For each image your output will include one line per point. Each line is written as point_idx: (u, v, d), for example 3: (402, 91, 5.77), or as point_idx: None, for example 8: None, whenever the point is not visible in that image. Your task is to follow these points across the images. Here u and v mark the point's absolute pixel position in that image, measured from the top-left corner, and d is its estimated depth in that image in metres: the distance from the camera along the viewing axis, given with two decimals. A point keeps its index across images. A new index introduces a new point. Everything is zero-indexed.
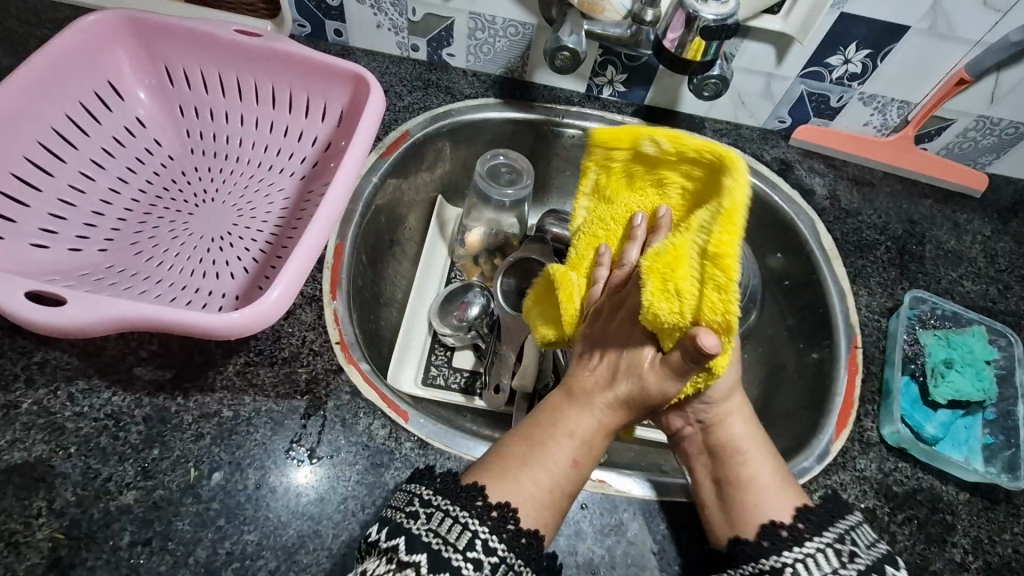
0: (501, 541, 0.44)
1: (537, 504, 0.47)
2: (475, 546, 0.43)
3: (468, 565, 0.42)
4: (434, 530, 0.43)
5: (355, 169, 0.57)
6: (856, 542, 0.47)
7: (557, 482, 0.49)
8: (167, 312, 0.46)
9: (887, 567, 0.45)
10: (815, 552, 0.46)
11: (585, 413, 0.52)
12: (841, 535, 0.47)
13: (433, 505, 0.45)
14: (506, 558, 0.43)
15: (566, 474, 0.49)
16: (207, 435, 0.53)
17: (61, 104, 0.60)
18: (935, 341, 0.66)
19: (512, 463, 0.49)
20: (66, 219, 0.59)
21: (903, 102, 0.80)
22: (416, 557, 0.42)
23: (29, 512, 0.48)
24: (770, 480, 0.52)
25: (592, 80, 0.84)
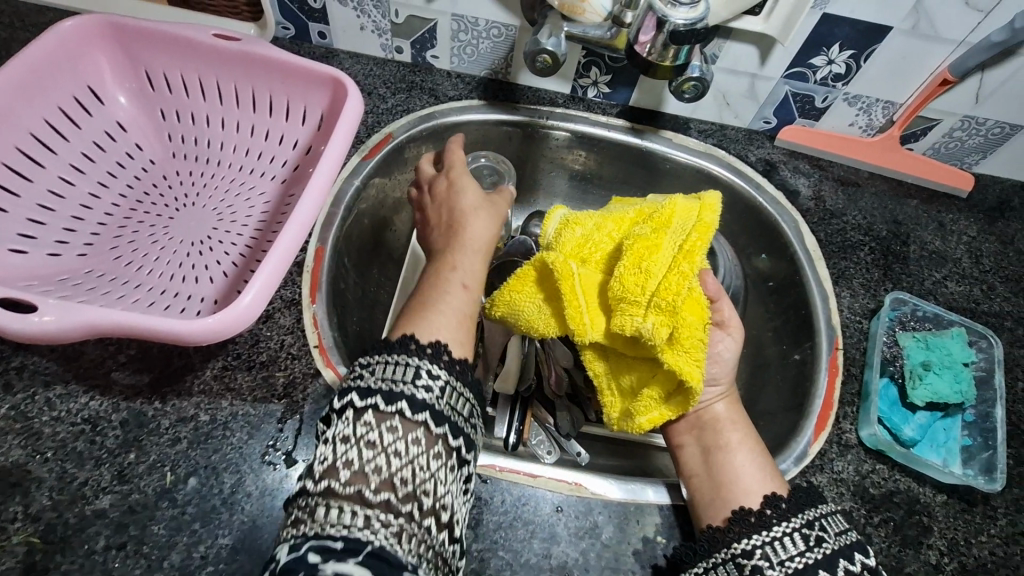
0: (442, 367, 0.46)
1: (460, 339, 0.51)
2: (421, 374, 0.45)
3: (421, 390, 0.44)
4: (382, 375, 0.44)
5: (330, 173, 0.57)
6: (825, 528, 0.47)
7: (466, 310, 0.55)
8: (138, 318, 0.46)
9: (855, 554, 0.46)
10: (782, 536, 0.47)
11: (462, 258, 0.60)
12: (811, 521, 0.47)
13: (372, 361, 0.46)
14: (450, 380, 0.46)
15: (465, 299, 0.56)
16: (184, 440, 0.53)
17: (39, 109, 0.60)
18: (914, 344, 0.66)
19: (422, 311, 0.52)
20: (45, 224, 0.60)
21: (888, 102, 0.80)
22: (376, 408, 0.43)
23: (5, 517, 0.48)
24: (756, 481, 0.52)
25: (576, 80, 0.83)
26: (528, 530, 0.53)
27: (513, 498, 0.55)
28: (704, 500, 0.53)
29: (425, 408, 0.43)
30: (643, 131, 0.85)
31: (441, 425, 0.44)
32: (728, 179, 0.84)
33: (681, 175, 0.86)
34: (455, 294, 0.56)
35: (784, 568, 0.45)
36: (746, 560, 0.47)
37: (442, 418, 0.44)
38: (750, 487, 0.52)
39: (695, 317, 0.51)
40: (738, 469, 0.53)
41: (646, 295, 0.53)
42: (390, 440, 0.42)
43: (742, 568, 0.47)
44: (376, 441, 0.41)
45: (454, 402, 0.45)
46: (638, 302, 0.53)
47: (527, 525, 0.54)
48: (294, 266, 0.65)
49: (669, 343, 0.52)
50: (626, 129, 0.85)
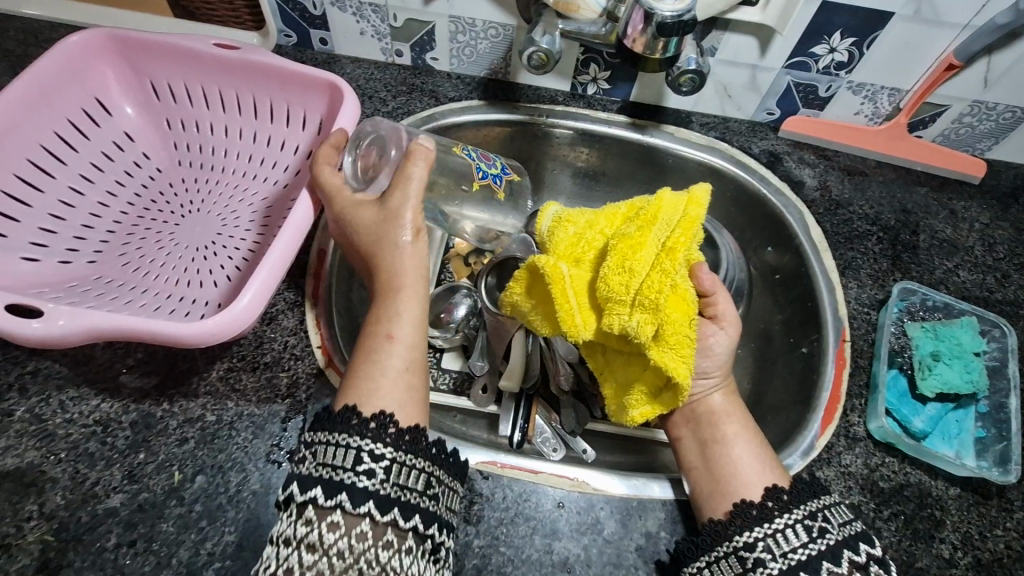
0: (388, 445, 0.46)
1: (402, 402, 0.49)
2: (362, 459, 0.45)
3: (362, 477, 0.44)
4: (325, 461, 0.45)
5: (326, 177, 0.59)
6: (828, 519, 0.47)
7: (410, 362, 0.51)
8: (136, 323, 0.48)
9: (860, 544, 0.46)
10: (784, 527, 0.47)
11: (403, 300, 0.54)
12: (813, 512, 0.47)
13: (315, 441, 0.46)
14: (396, 457, 0.46)
15: (408, 357, 0.52)
16: (191, 439, 0.54)
17: (49, 121, 0.62)
18: (923, 334, 0.65)
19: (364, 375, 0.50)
20: (55, 232, 0.62)
21: (893, 89, 0.78)
22: (313, 493, 0.44)
23: (21, 516, 0.50)
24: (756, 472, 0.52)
25: (575, 78, 0.83)
26: (530, 526, 0.53)
27: (515, 494, 0.55)
28: (705, 493, 0.53)
29: (369, 497, 0.43)
30: (644, 126, 0.85)
31: (388, 511, 0.44)
32: (731, 172, 0.83)
33: (684, 169, 0.86)
34: (390, 349, 0.51)
35: (786, 559, 0.46)
36: (748, 552, 0.47)
37: (390, 503, 0.44)
38: (750, 479, 0.52)
39: (679, 314, 0.51)
40: (738, 460, 0.53)
41: (630, 294, 0.53)
42: (334, 538, 0.42)
43: (743, 561, 0.47)
44: (337, 526, 0.43)
45: (402, 480, 0.45)
46: (623, 301, 0.53)
47: (529, 521, 0.54)
48: (297, 267, 0.66)
49: (656, 341, 0.53)
50: (627, 124, 0.85)
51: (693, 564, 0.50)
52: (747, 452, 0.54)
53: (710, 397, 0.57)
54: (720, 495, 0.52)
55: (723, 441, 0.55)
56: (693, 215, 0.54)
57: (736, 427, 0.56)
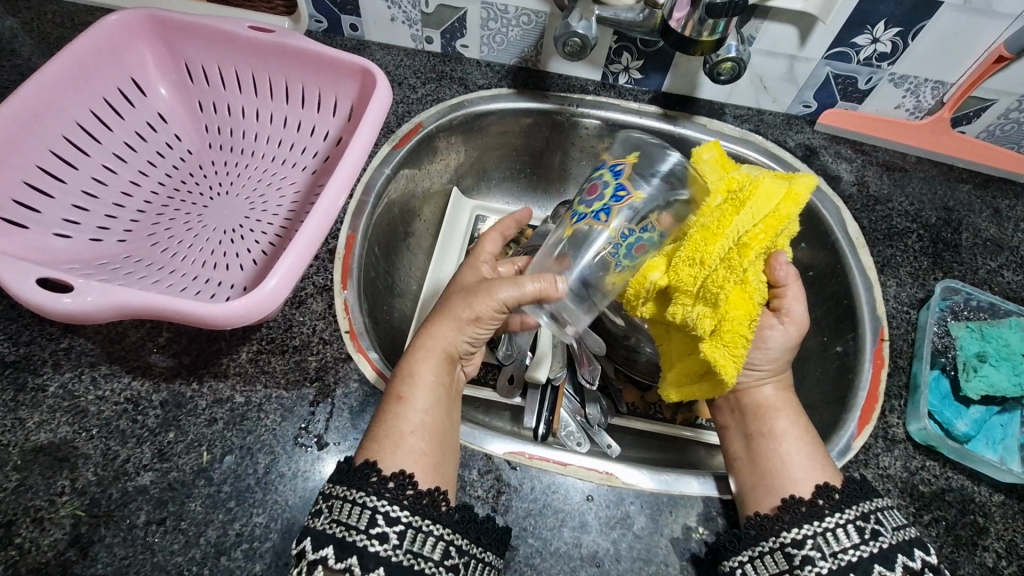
0: (403, 508, 0.45)
1: (422, 466, 0.49)
2: (376, 521, 0.44)
3: (375, 541, 0.43)
4: (338, 518, 0.44)
5: (358, 161, 0.58)
6: (881, 522, 0.46)
7: (420, 425, 0.51)
8: (165, 301, 0.47)
9: (915, 551, 0.45)
10: (835, 527, 0.46)
11: (422, 363, 0.54)
12: (866, 514, 0.46)
13: (332, 496, 0.45)
14: (411, 522, 0.44)
15: (422, 420, 0.52)
16: (220, 420, 0.54)
17: (85, 100, 0.63)
18: (968, 334, 0.63)
19: (381, 437, 0.50)
20: (88, 210, 0.62)
21: (938, 82, 0.75)
22: (324, 551, 0.43)
23: (54, 491, 0.50)
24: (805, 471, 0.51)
25: (607, 67, 0.82)
26: (559, 519, 0.53)
27: (543, 485, 0.54)
28: (750, 486, 0.53)
29: (380, 563, 0.42)
30: (676, 117, 0.83)
31: None
32: (765, 165, 0.81)
33: None
34: (404, 411, 0.52)
35: (836, 559, 0.44)
36: (796, 549, 0.46)
37: (399, 569, 0.43)
38: (800, 477, 0.51)
39: (738, 312, 0.51)
40: (787, 457, 0.53)
41: (694, 286, 0.53)
42: None
43: (790, 557, 0.46)
44: None
45: (417, 547, 0.44)
46: (688, 291, 0.54)
47: (557, 513, 0.53)
48: (326, 252, 0.66)
49: (712, 335, 0.53)
50: (659, 115, 0.83)
51: (733, 560, 0.48)
52: (798, 449, 0.53)
53: (761, 391, 0.57)
54: (767, 490, 0.51)
55: (773, 437, 0.54)
56: (774, 209, 0.52)
57: (787, 423, 0.55)
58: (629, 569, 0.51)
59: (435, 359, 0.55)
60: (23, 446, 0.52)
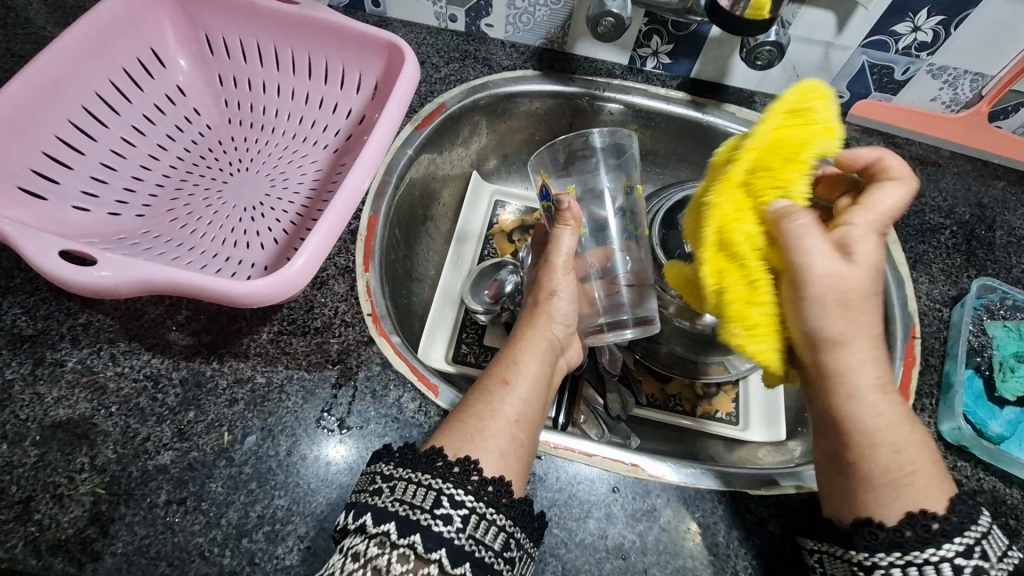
0: (468, 492, 0.44)
1: (502, 452, 0.48)
2: (441, 502, 0.43)
3: (439, 522, 0.42)
4: (401, 497, 0.43)
5: (384, 139, 0.56)
6: (987, 555, 0.41)
7: (520, 414, 0.52)
8: (190, 277, 0.46)
9: None
10: (935, 561, 0.41)
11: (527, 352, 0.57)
12: (971, 547, 0.41)
13: (394, 477, 0.44)
14: (475, 508, 0.43)
15: (519, 405, 0.52)
16: (241, 401, 0.53)
17: (104, 70, 0.61)
18: (1005, 333, 0.61)
19: (467, 415, 0.51)
20: (106, 183, 0.61)
21: (978, 74, 0.72)
22: (385, 526, 0.42)
23: (73, 467, 0.49)
24: (924, 477, 0.44)
25: (636, 51, 0.79)
26: (584, 509, 0.52)
27: (568, 475, 0.53)
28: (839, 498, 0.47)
29: (441, 544, 0.41)
30: (704, 104, 0.81)
31: (459, 564, 0.41)
32: None
33: None
34: (505, 395, 0.53)
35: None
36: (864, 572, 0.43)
37: (461, 554, 0.41)
38: (912, 483, 0.44)
39: (734, 277, 0.46)
40: (885, 471, 0.45)
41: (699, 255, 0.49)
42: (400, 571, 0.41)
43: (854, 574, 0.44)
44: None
45: (479, 534, 0.43)
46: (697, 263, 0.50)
47: (582, 504, 0.52)
48: (348, 233, 0.65)
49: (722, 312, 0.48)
50: (687, 102, 0.81)
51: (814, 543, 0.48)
52: (900, 464, 0.45)
53: (864, 393, 0.45)
54: (852, 505, 0.46)
55: (874, 458, 0.45)
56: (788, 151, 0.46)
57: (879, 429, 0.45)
58: (655, 562, 0.50)
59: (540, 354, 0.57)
60: (41, 421, 0.51)
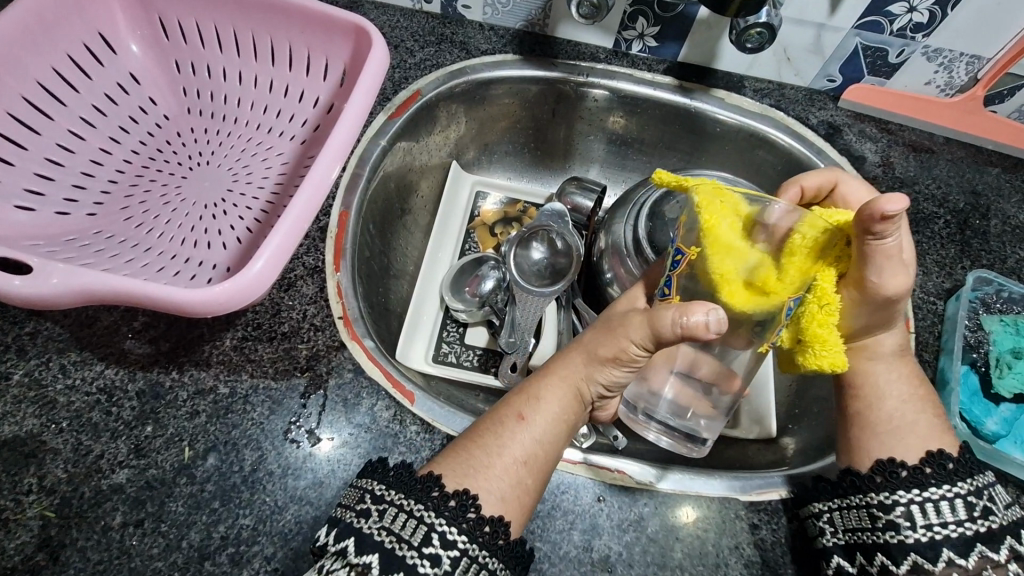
0: (462, 532, 0.41)
1: (502, 494, 0.44)
2: (431, 540, 0.40)
3: (426, 562, 0.39)
4: (389, 527, 0.40)
5: (351, 130, 0.52)
6: (992, 499, 0.44)
7: (530, 455, 0.46)
8: (138, 285, 0.42)
9: (1010, 537, 0.43)
10: (943, 499, 0.44)
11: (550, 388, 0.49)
12: (980, 490, 0.44)
13: (384, 501, 0.41)
14: (467, 550, 0.40)
15: (530, 453, 0.46)
16: (202, 413, 0.50)
17: (46, 57, 0.57)
18: (1002, 328, 0.60)
19: (475, 446, 0.46)
20: (53, 179, 0.56)
21: (973, 57, 0.69)
22: (368, 557, 0.39)
23: (20, 490, 0.46)
24: (925, 427, 0.49)
25: (621, 33, 0.76)
26: (568, 520, 0.50)
27: (551, 485, 0.51)
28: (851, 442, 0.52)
29: None
30: (692, 89, 0.77)
31: None
32: (786, 143, 0.76)
33: (734, 139, 0.79)
34: (519, 432, 0.47)
35: (928, 531, 0.43)
36: (883, 512, 0.45)
37: None
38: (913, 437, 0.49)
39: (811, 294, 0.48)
40: (890, 417, 0.50)
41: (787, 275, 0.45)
42: None
43: (875, 517, 0.45)
44: None
45: None
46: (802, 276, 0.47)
47: (566, 514, 0.50)
48: (317, 230, 0.61)
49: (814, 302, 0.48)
50: (673, 87, 0.77)
51: (822, 504, 0.48)
52: (901, 414, 0.50)
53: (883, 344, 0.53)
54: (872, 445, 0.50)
55: (869, 381, 0.53)
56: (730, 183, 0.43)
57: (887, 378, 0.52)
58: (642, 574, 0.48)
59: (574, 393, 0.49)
60: None
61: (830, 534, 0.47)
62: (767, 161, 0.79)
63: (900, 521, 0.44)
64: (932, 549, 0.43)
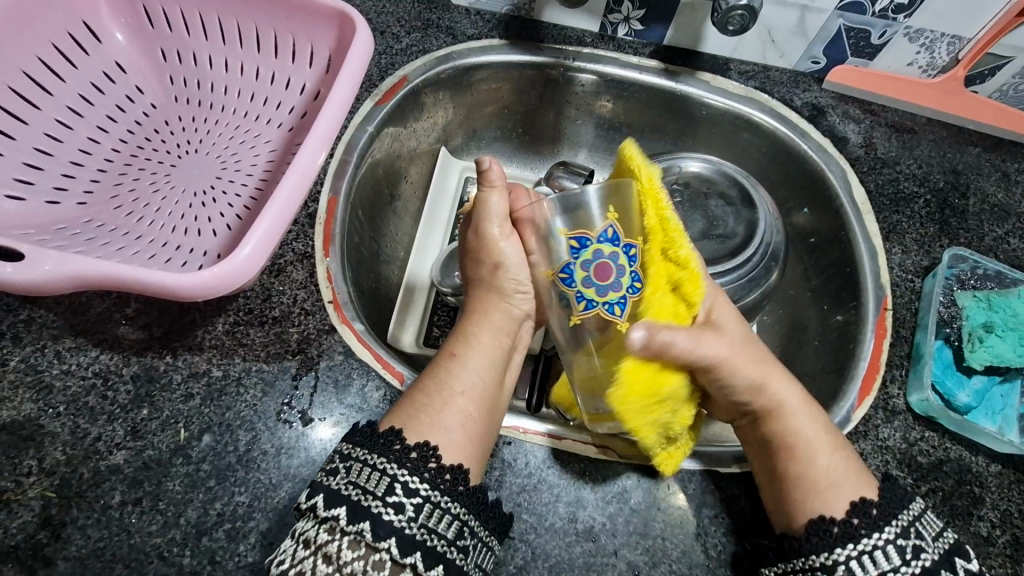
0: (423, 480, 0.42)
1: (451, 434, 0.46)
2: (394, 489, 0.41)
3: (389, 510, 0.40)
4: (355, 480, 0.42)
5: (336, 116, 0.53)
6: (921, 533, 0.44)
7: (472, 392, 0.49)
8: (120, 270, 0.43)
9: (956, 561, 0.44)
10: (876, 547, 0.43)
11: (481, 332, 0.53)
12: (907, 529, 0.44)
13: (351, 457, 0.43)
14: (430, 497, 0.42)
15: (477, 408, 0.48)
16: (196, 396, 0.51)
17: (31, 47, 0.57)
18: (975, 304, 0.61)
19: (437, 396, 0.48)
20: (41, 169, 0.57)
21: (954, 36, 0.69)
22: (336, 510, 0.40)
23: (20, 471, 0.47)
24: (829, 476, 0.48)
25: (606, 17, 0.76)
26: (553, 494, 0.51)
27: (537, 460, 0.53)
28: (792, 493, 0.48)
29: (392, 533, 0.40)
30: (677, 73, 0.78)
31: (411, 553, 0.40)
32: (771, 126, 0.77)
33: (719, 122, 0.80)
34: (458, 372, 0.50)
35: None
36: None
37: (413, 543, 0.40)
38: (829, 489, 0.47)
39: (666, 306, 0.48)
40: (825, 474, 0.48)
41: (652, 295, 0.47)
42: (350, 558, 0.40)
43: None
44: (334, 555, 0.40)
45: (432, 524, 0.41)
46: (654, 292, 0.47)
47: (552, 488, 0.52)
48: (306, 216, 0.62)
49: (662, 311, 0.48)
50: (659, 70, 0.77)
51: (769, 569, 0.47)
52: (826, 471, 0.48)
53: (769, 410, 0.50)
54: (809, 497, 0.47)
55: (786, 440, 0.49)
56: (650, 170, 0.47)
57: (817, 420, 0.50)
58: (625, 543, 0.50)
59: (499, 338, 0.53)
60: None
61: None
62: (751, 143, 0.80)
63: None
64: None
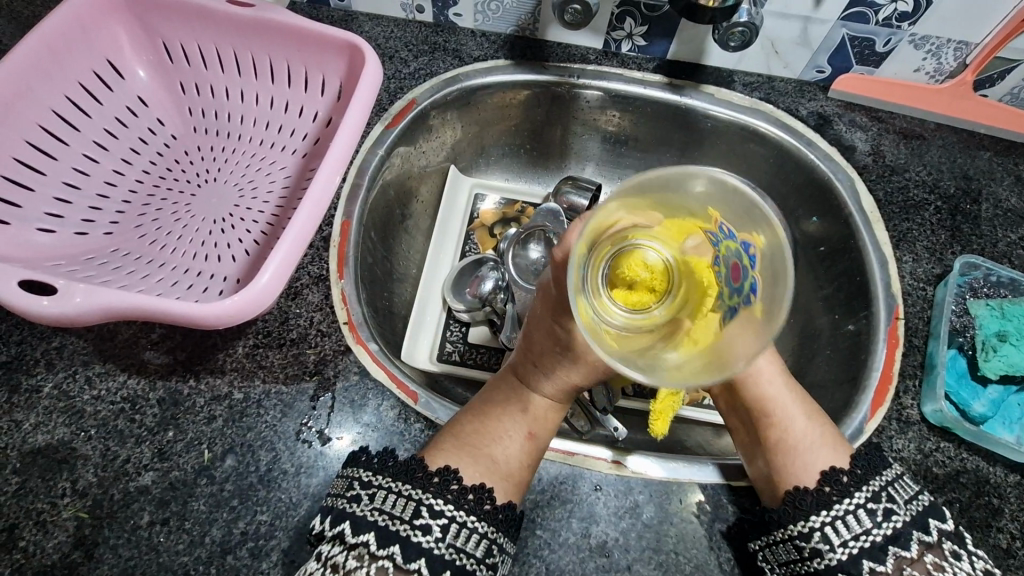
0: (448, 502, 0.44)
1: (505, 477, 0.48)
2: (420, 512, 0.43)
3: (418, 532, 0.42)
4: (381, 507, 0.43)
5: (347, 145, 0.55)
6: (893, 497, 0.45)
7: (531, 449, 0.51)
8: (148, 302, 0.46)
9: (929, 519, 0.45)
10: (845, 514, 0.45)
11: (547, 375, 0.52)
12: (877, 493, 0.45)
13: (373, 484, 0.45)
14: (455, 517, 0.44)
15: (524, 452, 0.51)
16: (219, 417, 0.53)
17: (60, 86, 0.60)
18: (988, 312, 0.61)
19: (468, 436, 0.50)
20: (71, 203, 0.60)
21: (961, 42, 0.69)
22: (364, 536, 0.42)
23: (54, 493, 0.50)
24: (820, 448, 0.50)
25: (610, 34, 0.77)
26: (566, 510, 0.52)
27: (550, 476, 0.53)
28: (762, 476, 0.52)
29: (421, 554, 0.42)
30: (682, 86, 0.78)
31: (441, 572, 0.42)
32: (776, 136, 0.77)
33: (726, 133, 0.80)
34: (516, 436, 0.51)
35: (845, 548, 0.44)
36: (804, 542, 0.46)
37: (441, 562, 0.42)
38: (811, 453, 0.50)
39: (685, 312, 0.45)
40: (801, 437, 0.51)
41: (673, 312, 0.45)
42: None
43: (801, 548, 0.46)
44: None
45: (460, 544, 0.43)
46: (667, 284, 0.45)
47: (565, 504, 0.52)
48: (321, 240, 0.64)
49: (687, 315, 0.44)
50: (663, 84, 0.78)
51: (757, 542, 0.50)
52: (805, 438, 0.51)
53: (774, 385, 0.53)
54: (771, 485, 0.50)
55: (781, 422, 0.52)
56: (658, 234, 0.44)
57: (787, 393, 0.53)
58: (638, 558, 0.51)
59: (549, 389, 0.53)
60: (21, 448, 0.51)
61: (772, 571, 0.48)
62: (758, 154, 0.80)
63: (822, 546, 0.45)
64: (853, 565, 0.44)
